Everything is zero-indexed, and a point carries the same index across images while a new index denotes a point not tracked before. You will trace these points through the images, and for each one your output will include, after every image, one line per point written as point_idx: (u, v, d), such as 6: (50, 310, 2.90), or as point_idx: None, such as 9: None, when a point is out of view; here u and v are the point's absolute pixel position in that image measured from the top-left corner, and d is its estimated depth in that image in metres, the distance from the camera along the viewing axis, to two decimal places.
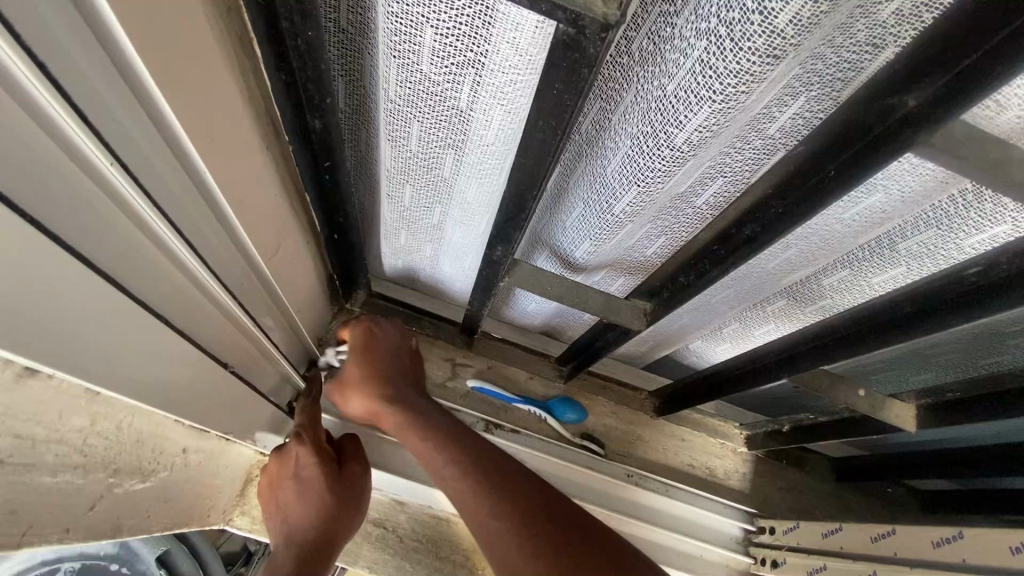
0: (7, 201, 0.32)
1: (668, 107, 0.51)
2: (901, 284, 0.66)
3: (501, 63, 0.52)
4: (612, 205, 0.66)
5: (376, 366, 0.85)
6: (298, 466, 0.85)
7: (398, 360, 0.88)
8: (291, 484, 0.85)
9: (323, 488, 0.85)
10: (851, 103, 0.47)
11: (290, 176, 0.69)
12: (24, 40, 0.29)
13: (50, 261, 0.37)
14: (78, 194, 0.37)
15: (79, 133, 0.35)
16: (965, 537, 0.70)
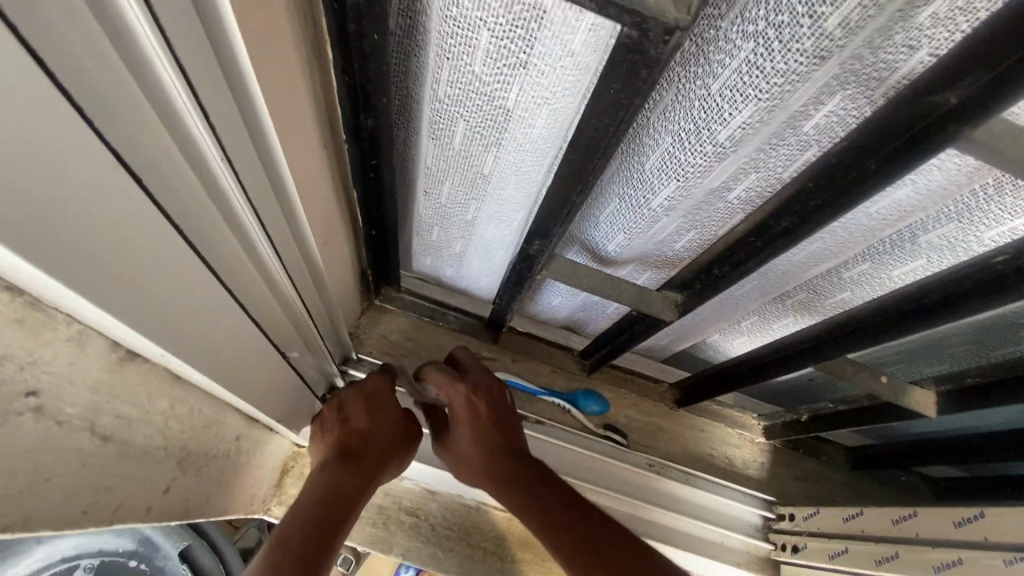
0: (128, 171, 0.35)
1: (713, 105, 0.54)
2: (924, 275, 0.69)
3: (553, 66, 0.55)
4: (650, 199, 0.69)
5: (482, 427, 0.90)
6: (382, 391, 0.88)
7: (498, 418, 0.92)
8: (370, 410, 0.85)
9: (396, 429, 0.86)
10: (889, 102, 0.49)
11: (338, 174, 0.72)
12: (165, 34, 0.33)
13: (160, 236, 0.40)
14: (177, 177, 0.40)
15: (194, 119, 0.38)
16: (985, 516, 0.73)
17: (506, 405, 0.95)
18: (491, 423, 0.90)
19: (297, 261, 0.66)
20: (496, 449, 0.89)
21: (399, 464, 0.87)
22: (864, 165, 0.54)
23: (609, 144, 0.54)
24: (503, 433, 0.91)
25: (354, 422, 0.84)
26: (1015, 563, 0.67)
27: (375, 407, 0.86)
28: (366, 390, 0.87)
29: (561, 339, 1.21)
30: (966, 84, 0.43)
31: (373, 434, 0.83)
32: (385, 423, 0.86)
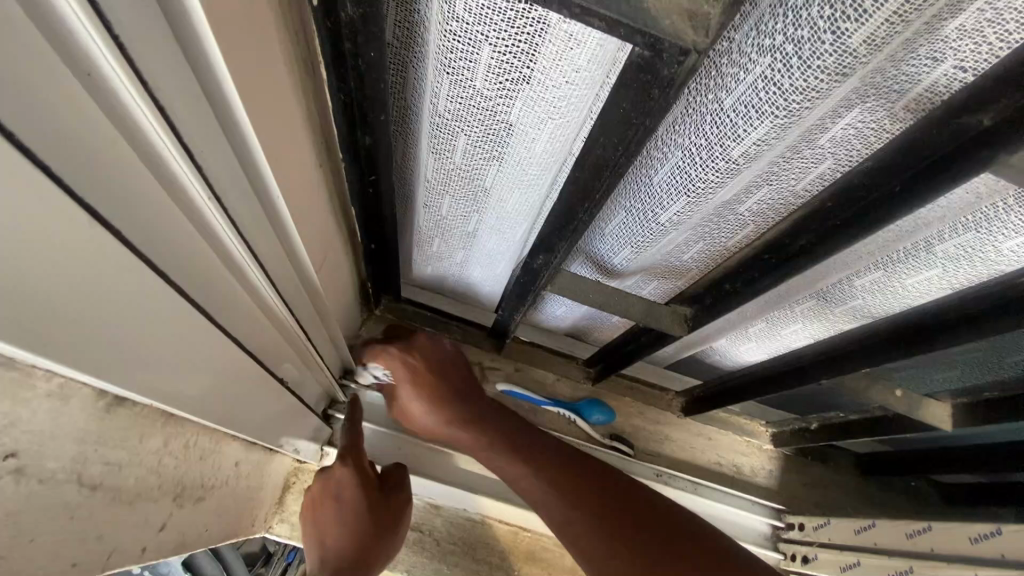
0: (122, 238, 0.32)
1: (726, 121, 0.51)
2: (944, 288, 0.66)
3: (557, 80, 0.53)
4: (658, 213, 0.67)
5: (432, 385, 0.88)
6: (342, 487, 0.85)
7: (441, 372, 0.90)
8: (334, 503, 0.84)
9: (369, 505, 0.84)
10: (924, 123, 0.46)
11: (336, 191, 0.70)
12: (147, 82, 0.29)
13: (152, 295, 0.37)
14: (174, 232, 0.37)
15: (184, 168, 0.35)
16: (1002, 533, 0.72)
17: (448, 355, 0.93)
18: (436, 377, 0.89)
19: (296, 287, 0.64)
20: (448, 400, 0.88)
21: (391, 527, 0.86)
22: (888, 185, 0.52)
23: (619, 163, 0.51)
24: (451, 384, 0.89)
25: (324, 521, 0.85)
26: None
27: (339, 495, 0.85)
28: (327, 489, 0.85)
29: (566, 348, 1.19)
30: (1003, 104, 0.41)
31: (348, 521, 0.84)
32: (355, 506, 0.84)
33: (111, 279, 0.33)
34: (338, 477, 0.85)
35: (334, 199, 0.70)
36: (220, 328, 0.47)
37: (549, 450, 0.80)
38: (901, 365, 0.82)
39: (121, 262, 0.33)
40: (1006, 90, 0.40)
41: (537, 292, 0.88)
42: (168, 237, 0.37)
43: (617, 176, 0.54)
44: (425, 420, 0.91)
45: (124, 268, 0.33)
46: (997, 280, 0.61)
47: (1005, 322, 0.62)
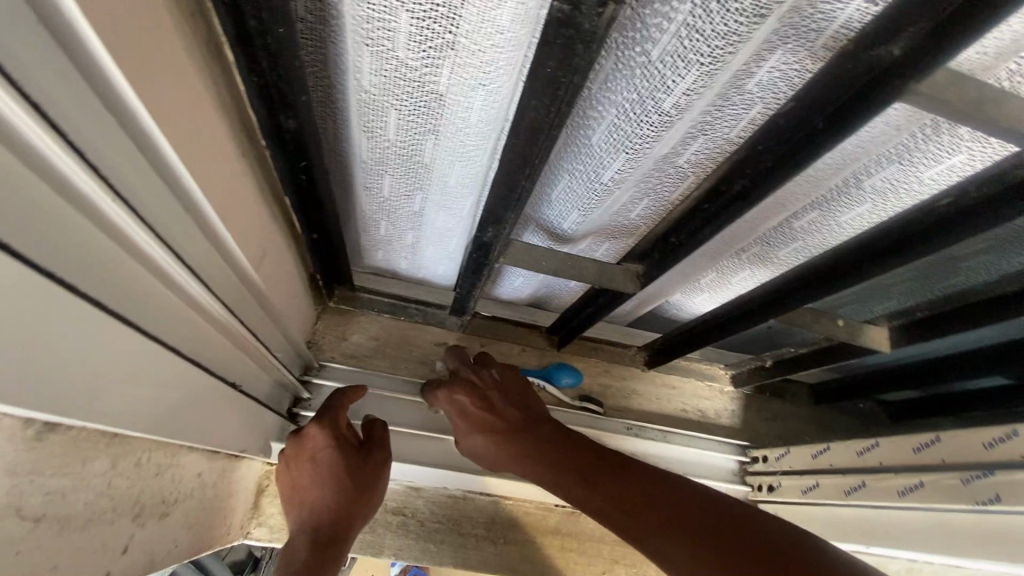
0: (23, 257, 0.30)
1: (655, 72, 0.51)
2: (872, 220, 0.69)
3: (481, 45, 0.51)
4: (601, 174, 0.67)
5: (480, 412, 0.84)
6: (318, 448, 0.85)
7: (485, 400, 0.85)
8: (306, 465, 0.84)
9: (342, 464, 0.84)
10: (837, 58, 0.47)
11: (267, 181, 0.67)
12: (9, 72, 0.27)
13: (62, 309, 0.34)
14: (76, 234, 0.35)
15: (78, 170, 0.32)
16: (941, 440, 0.77)
17: (497, 382, 0.88)
18: (474, 407, 0.85)
19: (232, 289, 0.61)
20: (486, 426, 0.83)
21: (369, 483, 0.85)
22: (813, 125, 0.52)
23: (553, 124, 0.50)
24: (491, 409, 0.84)
25: (301, 485, 0.84)
26: (972, 482, 0.71)
27: (314, 457, 0.85)
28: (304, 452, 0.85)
29: (528, 317, 1.19)
30: (911, 34, 0.42)
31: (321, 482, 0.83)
32: (330, 466, 0.83)
33: (13, 295, 0.30)
34: (308, 440, 0.85)
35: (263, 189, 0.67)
36: (145, 333, 0.45)
37: (575, 454, 0.72)
38: (840, 298, 0.86)
39: (15, 275, 0.30)
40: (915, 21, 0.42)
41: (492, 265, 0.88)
42: (69, 243, 0.34)
43: (551, 138, 0.53)
44: (486, 454, 0.83)
45: (14, 281, 0.30)
46: (917, 207, 0.65)
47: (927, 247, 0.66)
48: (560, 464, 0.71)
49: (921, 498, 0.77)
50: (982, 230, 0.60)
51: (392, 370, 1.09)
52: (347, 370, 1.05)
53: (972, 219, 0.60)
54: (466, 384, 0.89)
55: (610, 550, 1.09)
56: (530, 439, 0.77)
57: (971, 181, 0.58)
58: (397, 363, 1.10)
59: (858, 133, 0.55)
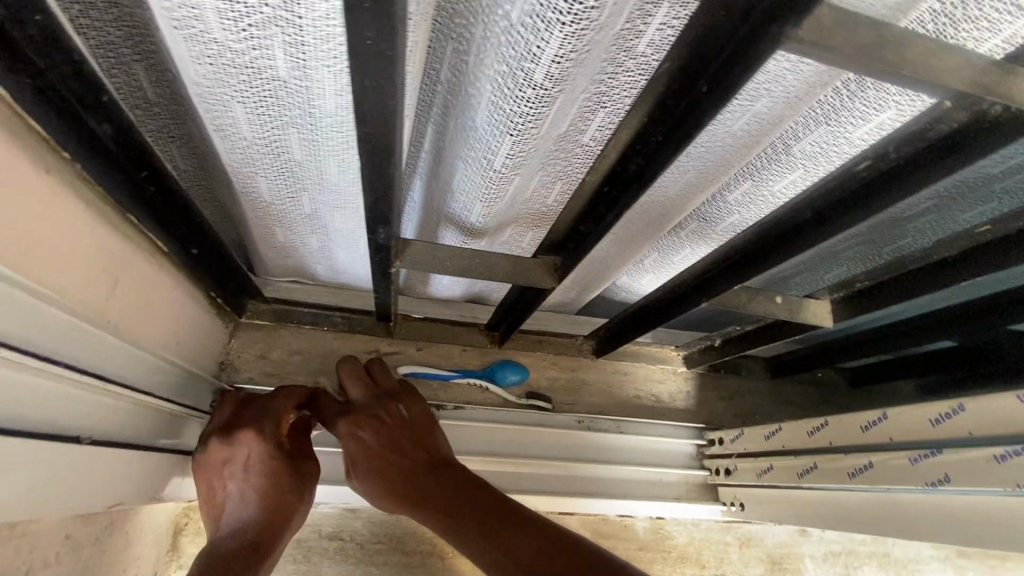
0: None
1: (519, 37, 0.43)
2: (803, 186, 0.60)
3: (308, 17, 0.42)
4: (492, 160, 0.59)
5: (382, 451, 0.79)
6: (251, 456, 0.77)
7: (389, 437, 0.80)
8: (237, 474, 0.77)
9: (277, 473, 0.78)
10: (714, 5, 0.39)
11: (100, 197, 0.59)
12: None
13: None
14: None
15: None
16: (888, 417, 0.73)
17: (407, 416, 0.83)
18: (374, 446, 0.80)
19: (48, 334, 0.51)
20: (381, 464, 0.78)
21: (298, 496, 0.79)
22: (697, 88, 0.45)
23: (386, 107, 0.42)
24: (392, 449, 0.79)
25: (230, 495, 0.77)
26: (920, 461, 0.66)
27: (246, 466, 0.77)
28: (232, 459, 0.78)
29: (469, 316, 1.11)
30: None
31: (249, 488, 0.77)
32: (265, 477, 0.77)
33: None
34: (240, 441, 0.78)
35: (93, 208, 0.57)
36: None
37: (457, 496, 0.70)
38: (788, 267, 0.79)
39: None
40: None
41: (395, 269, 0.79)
42: None
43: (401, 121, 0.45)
44: (383, 499, 0.78)
45: None
46: (838, 173, 0.57)
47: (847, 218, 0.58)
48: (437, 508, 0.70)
49: (871, 479, 0.73)
50: (897, 202, 0.54)
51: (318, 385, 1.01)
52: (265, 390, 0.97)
53: (888, 187, 0.54)
54: (370, 416, 0.82)
55: None
56: (428, 485, 0.74)
57: (887, 143, 0.51)
58: (323, 377, 1.02)
59: (744, 88, 0.48)
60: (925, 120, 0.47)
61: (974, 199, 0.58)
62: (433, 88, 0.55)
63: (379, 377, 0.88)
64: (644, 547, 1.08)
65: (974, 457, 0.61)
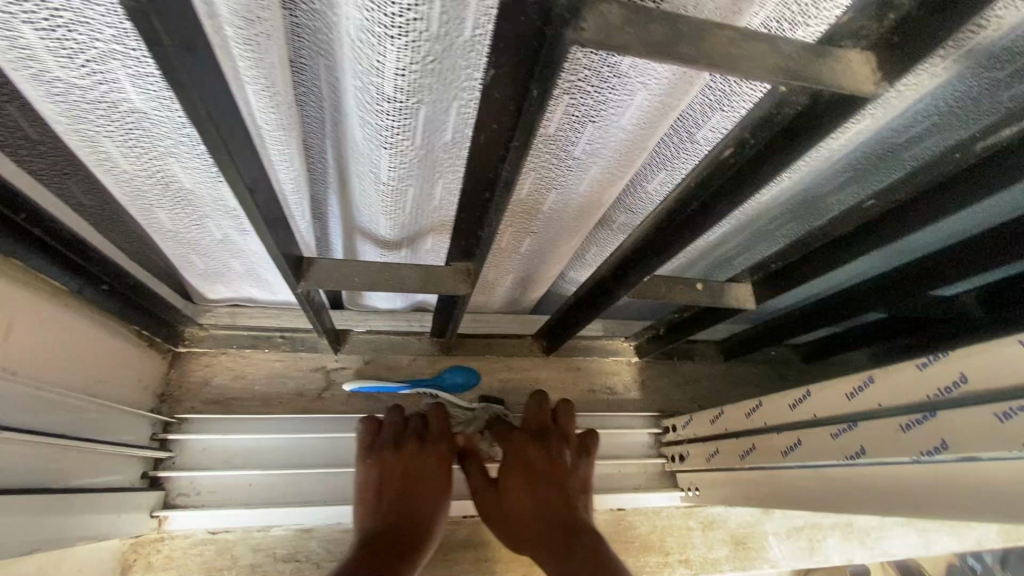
0: None
1: (361, 53, 0.43)
2: (696, 172, 0.59)
3: (142, 48, 0.42)
4: (378, 173, 0.59)
5: (527, 448, 0.90)
6: (423, 457, 0.89)
7: (531, 474, 0.86)
8: (406, 466, 0.88)
9: (440, 471, 0.89)
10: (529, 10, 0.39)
11: None
12: None
13: None
14: None
15: None
16: (810, 395, 0.74)
17: (558, 466, 0.87)
18: (518, 479, 0.86)
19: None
20: (517, 490, 0.85)
21: (440, 506, 0.86)
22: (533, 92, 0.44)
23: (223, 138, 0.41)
24: (536, 482, 0.85)
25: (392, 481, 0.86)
26: (840, 435, 0.68)
27: (414, 461, 0.89)
28: (404, 452, 0.89)
29: (415, 325, 1.10)
30: None
31: (402, 485, 0.86)
32: (429, 475, 0.88)
33: None
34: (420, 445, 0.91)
35: None
36: None
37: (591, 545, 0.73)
38: (724, 249, 0.80)
39: None
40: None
41: (303, 300, 0.78)
42: None
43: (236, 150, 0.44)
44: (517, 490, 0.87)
45: None
46: (709, 162, 0.57)
47: (729, 203, 0.59)
48: (566, 543, 0.75)
49: (800, 456, 0.74)
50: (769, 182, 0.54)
51: (264, 409, 1.01)
52: (206, 419, 0.96)
53: (759, 169, 0.54)
54: (543, 449, 0.89)
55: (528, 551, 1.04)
56: (561, 500, 0.83)
57: (746, 127, 0.51)
58: (267, 399, 1.02)
59: (596, 72, 0.47)
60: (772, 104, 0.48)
61: (884, 169, 0.59)
62: (318, 105, 0.55)
63: (566, 421, 0.97)
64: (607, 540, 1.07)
65: (885, 426, 0.61)
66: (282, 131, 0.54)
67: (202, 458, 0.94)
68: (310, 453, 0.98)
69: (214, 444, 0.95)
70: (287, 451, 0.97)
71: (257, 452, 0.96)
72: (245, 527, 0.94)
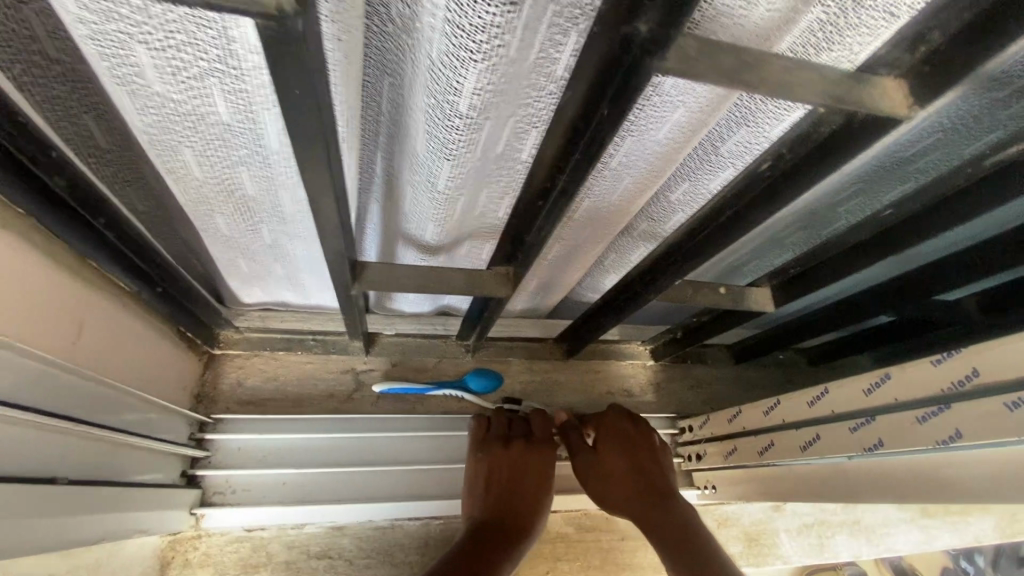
0: None
1: (440, 74, 0.48)
2: (729, 183, 0.65)
3: (241, 67, 0.46)
4: (435, 183, 0.63)
5: (622, 435, 0.91)
6: (519, 451, 0.89)
7: (627, 442, 0.90)
8: (504, 460, 0.88)
9: (536, 464, 0.88)
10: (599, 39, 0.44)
11: (50, 246, 0.61)
12: None
13: None
14: None
15: None
16: (828, 392, 0.79)
17: (654, 448, 0.91)
18: (620, 448, 0.89)
19: (11, 381, 0.52)
20: (616, 453, 0.88)
21: (543, 500, 0.86)
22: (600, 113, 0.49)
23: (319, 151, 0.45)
24: (635, 455, 0.89)
25: (492, 476, 0.87)
26: (859, 429, 0.72)
27: (510, 455, 0.89)
28: (502, 449, 0.89)
29: (440, 329, 1.14)
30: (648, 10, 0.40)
31: (502, 480, 0.86)
32: (525, 467, 0.88)
33: None
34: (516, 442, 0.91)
35: (42, 254, 0.59)
36: None
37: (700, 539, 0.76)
38: (738, 255, 0.84)
39: None
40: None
41: (352, 302, 0.83)
42: None
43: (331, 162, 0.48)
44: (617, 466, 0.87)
45: None
46: (746, 176, 0.64)
47: (760, 211, 0.64)
48: (674, 534, 0.76)
49: (819, 451, 0.78)
50: (798, 193, 0.59)
51: (296, 410, 1.04)
52: (242, 419, 0.98)
53: (789, 182, 0.59)
54: (637, 423, 0.94)
55: (551, 547, 1.07)
56: (661, 489, 0.84)
57: (780, 144, 0.58)
58: (300, 400, 1.05)
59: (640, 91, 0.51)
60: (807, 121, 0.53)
61: (895, 181, 0.64)
62: (377, 118, 0.59)
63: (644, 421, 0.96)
64: (626, 537, 1.11)
65: (900, 418, 0.66)
66: (349, 144, 0.58)
67: (238, 457, 0.97)
68: (342, 453, 1.01)
69: (249, 444, 0.98)
70: (321, 451, 1.00)
71: (290, 453, 0.99)
72: (280, 525, 0.96)
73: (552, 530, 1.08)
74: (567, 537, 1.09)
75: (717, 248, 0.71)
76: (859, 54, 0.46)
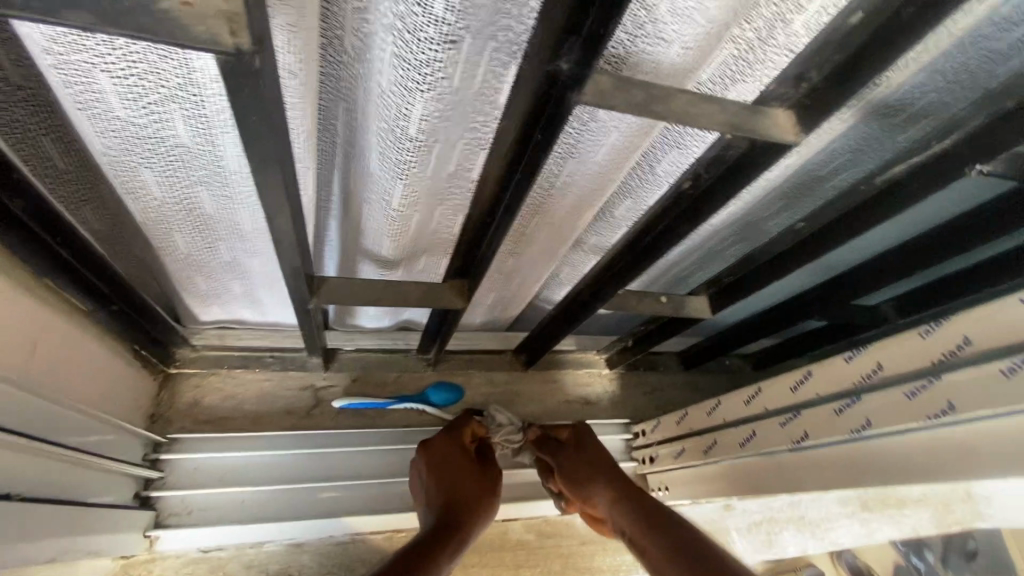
0: None
1: (390, 101, 0.52)
2: (659, 198, 0.71)
3: (201, 94, 0.49)
4: (390, 201, 0.67)
5: (587, 444, 0.92)
6: (447, 456, 0.87)
7: (594, 449, 0.91)
8: (438, 471, 0.86)
9: (464, 472, 0.86)
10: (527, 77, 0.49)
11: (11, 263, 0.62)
12: None
13: None
14: None
15: None
16: (761, 391, 0.85)
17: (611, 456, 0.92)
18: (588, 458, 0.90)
19: None
20: (584, 461, 0.90)
21: (477, 500, 0.82)
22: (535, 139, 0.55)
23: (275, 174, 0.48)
24: (600, 459, 0.89)
25: (430, 487, 0.84)
26: (786, 424, 0.79)
27: (441, 464, 0.87)
28: (435, 459, 0.87)
29: (400, 343, 1.16)
30: (568, 51, 0.44)
31: (440, 488, 0.83)
32: (455, 474, 0.85)
33: None
34: (442, 449, 0.88)
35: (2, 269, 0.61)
36: None
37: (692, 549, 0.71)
38: (680, 266, 0.90)
39: None
40: (565, 39, 0.44)
41: (311, 314, 0.85)
42: None
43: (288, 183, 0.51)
44: (588, 471, 0.88)
45: None
46: (671, 194, 0.70)
47: (685, 226, 0.71)
48: (660, 528, 0.76)
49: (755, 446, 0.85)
50: (718, 208, 0.66)
51: (255, 427, 1.03)
52: (198, 439, 0.98)
53: (708, 198, 0.66)
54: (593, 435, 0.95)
55: (513, 555, 1.09)
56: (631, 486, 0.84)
57: (700, 166, 0.64)
58: (258, 418, 1.05)
59: (575, 117, 0.57)
60: (721, 145, 0.60)
61: (811, 198, 0.72)
62: (333, 140, 0.60)
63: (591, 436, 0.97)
64: (586, 541, 1.15)
65: (822, 412, 0.72)
66: (308, 164, 0.61)
67: (193, 477, 0.96)
68: (302, 469, 1.01)
69: (205, 462, 0.97)
70: (280, 468, 1.00)
71: (247, 470, 0.98)
72: (238, 544, 0.95)
73: (514, 537, 1.11)
74: (528, 544, 1.11)
75: (651, 258, 0.78)
76: (756, 90, 0.54)
